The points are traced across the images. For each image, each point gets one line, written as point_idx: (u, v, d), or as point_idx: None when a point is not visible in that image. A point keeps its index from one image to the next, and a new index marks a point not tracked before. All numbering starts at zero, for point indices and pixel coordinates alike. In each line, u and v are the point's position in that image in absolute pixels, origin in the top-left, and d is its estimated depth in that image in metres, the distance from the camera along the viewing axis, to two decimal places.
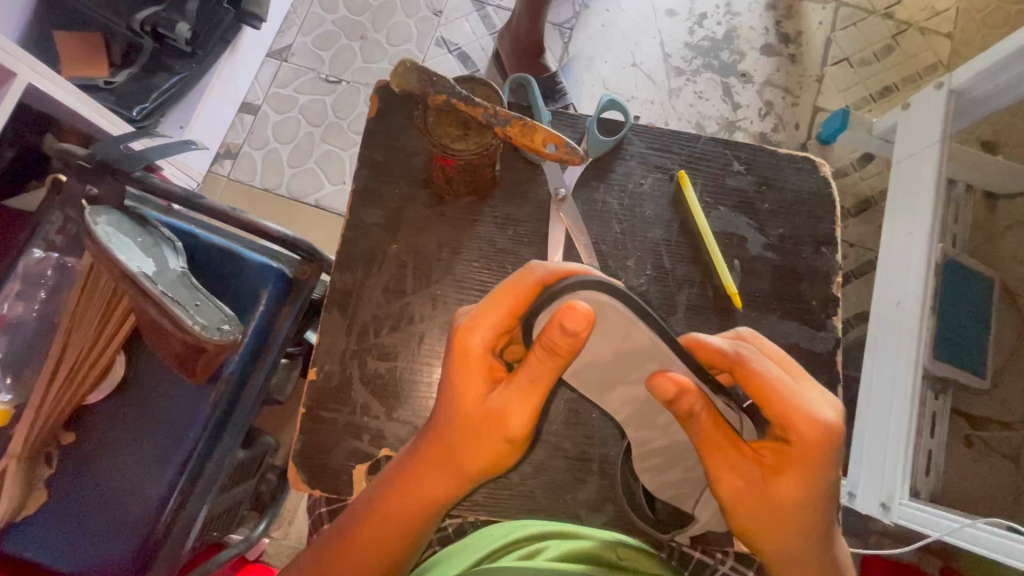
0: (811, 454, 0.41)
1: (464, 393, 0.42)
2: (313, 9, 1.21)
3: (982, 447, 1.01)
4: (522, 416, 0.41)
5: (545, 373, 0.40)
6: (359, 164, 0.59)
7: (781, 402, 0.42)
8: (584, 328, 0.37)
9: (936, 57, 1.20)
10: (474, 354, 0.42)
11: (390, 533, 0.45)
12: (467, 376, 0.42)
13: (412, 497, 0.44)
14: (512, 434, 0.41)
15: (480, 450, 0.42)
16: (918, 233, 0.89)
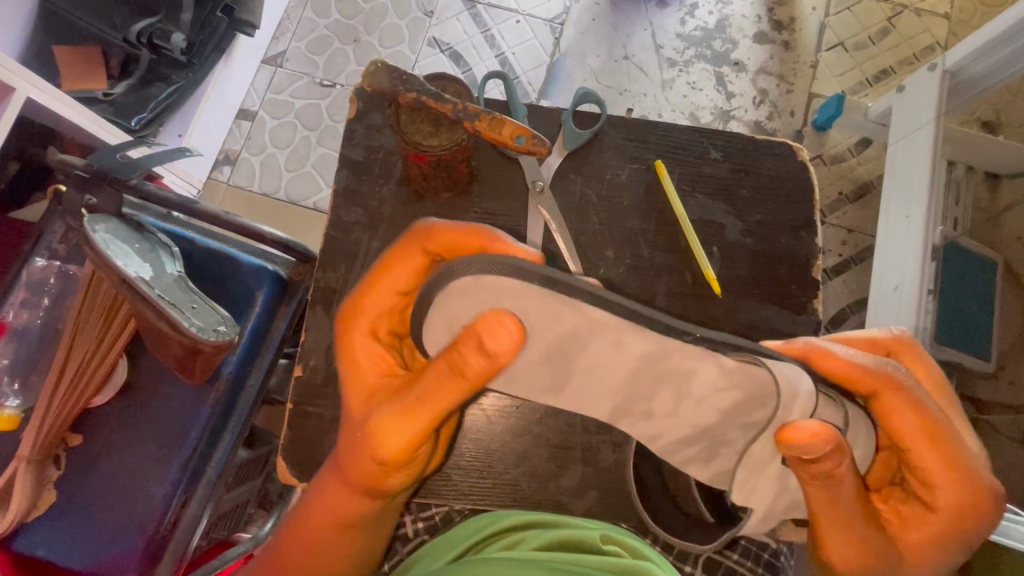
0: (950, 507, 0.44)
1: (358, 408, 0.45)
2: (305, 14, 1.23)
3: (989, 431, 1.00)
4: (395, 437, 0.41)
5: (441, 391, 0.40)
6: (341, 164, 0.60)
7: (934, 458, 0.43)
8: (503, 348, 0.38)
9: (933, 38, 1.18)
10: (365, 363, 0.46)
11: (314, 534, 0.47)
12: (358, 389, 0.45)
13: (323, 512, 0.47)
14: (381, 455, 0.41)
15: (360, 468, 0.43)
16: (915, 216, 0.88)
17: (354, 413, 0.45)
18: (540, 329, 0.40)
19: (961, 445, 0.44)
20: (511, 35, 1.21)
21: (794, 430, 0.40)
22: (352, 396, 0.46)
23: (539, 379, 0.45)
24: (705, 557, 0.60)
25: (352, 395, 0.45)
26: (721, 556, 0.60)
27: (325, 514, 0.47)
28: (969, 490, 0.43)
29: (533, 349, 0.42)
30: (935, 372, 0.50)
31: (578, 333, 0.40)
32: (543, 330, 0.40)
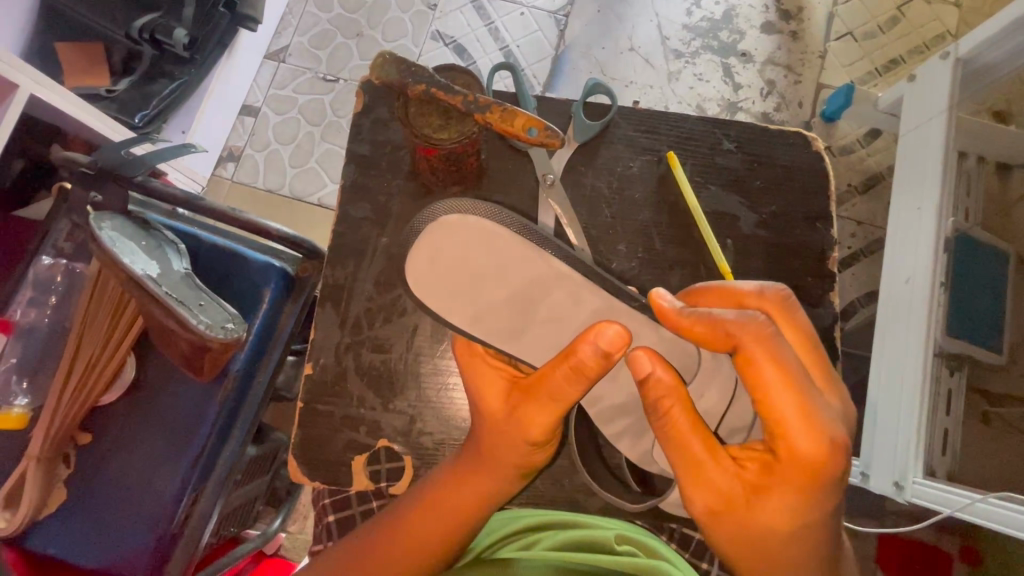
0: (798, 468, 0.39)
1: (484, 398, 0.46)
2: (308, 8, 1.22)
3: (1000, 423, 0.99)
4: (536, 425, 0.43)
5: (566, 396, 0.41)
6: (348, 159, 0.60)
7: (778, 406, 0.38)
8: (619, 349, 0.39)
9: (944, 26, 1.17)
10: (490, 372, 0.47)
11: (432, 524, 0.46)
12: (480, 381, 0.47)
13: (447, 503, 0.47)
14: (529, 437, 0.43)
15: (508, 452, 0.45)
16: (927, 207, 0.87)
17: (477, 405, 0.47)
18: (502, 281, 0.45)
19: (821, 402, 0.39)
20: (515, 27, 1.19)
21: (640, 363, 0.41)
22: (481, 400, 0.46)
23: (501, 321, 0.47)
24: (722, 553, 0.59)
25: (479, 398, 0.47)
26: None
27: (455, 501, 0.47)
28: (817, 445, 0.38)
29: (499, 294, 0.46)
30: (809, 329, 0.43)
31: (543, 280, 0.46)
32: (508, 278, 0.45)
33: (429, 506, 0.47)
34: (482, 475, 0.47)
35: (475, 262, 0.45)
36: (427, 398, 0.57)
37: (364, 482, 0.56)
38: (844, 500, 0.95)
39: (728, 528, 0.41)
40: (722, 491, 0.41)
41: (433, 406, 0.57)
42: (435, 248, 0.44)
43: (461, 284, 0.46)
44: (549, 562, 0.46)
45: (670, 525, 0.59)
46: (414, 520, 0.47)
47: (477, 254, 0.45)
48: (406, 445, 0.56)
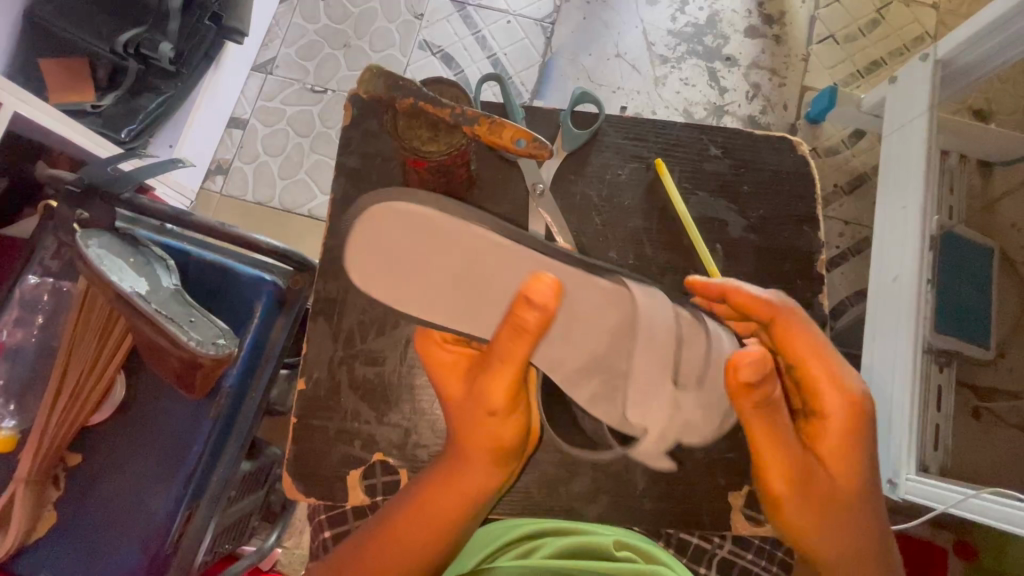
0: (852, 439, 0.46)
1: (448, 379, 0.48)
2: (295, 20, 1.22)
3: (991, 418, 1.01)
4: (499, 397, 0.43)
5: (512, 359, 0.42)
6: (338, 172, 0.59)
7: (823, 389, 0.47)
8: (551, 299, 0.40)
9: (923, 28, 1.19)
10: (444, 352, 0.48)
11: (421, 526, 0.46)
12: (444, 367, 0.48)
13: (420, 509, 0.47)
14: (490, 405, 0.44)
15: (495, 428, 0.45)
16: (912, 206, 0.88)
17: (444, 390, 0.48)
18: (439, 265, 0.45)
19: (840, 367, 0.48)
20: (502, 36, 1.20)
21: (742, 356, 0.42)
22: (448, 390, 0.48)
23: (453, 303, 0.46)
24: (719, 558, 0.59)
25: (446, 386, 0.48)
26: (734, 556, 0.59)
27: (438, 504, 0.46)
28: (856, 411, 0.46)
29: (445, 274, 0.45)
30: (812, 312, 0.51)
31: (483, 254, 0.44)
32: (450, 255, 0.44)
33: (413, 512, 0.47)
34: (483, 460, 0.46)
35: (429, 257, 0.45)
36: (422, 410, 0.56)
37: (360, 497, 0.55)
38: None
39: (814, 514, 0.46)
40: (807, 479, 0.46)
41: (428, 417, 0.56)
42: (389, 256, 0.45)
43: (427, 279, 0.45)
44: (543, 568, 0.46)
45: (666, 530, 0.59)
46: (405, 526, 0.46)
47: (410, 237, 0.44)
48: (402, 458, 0.56)
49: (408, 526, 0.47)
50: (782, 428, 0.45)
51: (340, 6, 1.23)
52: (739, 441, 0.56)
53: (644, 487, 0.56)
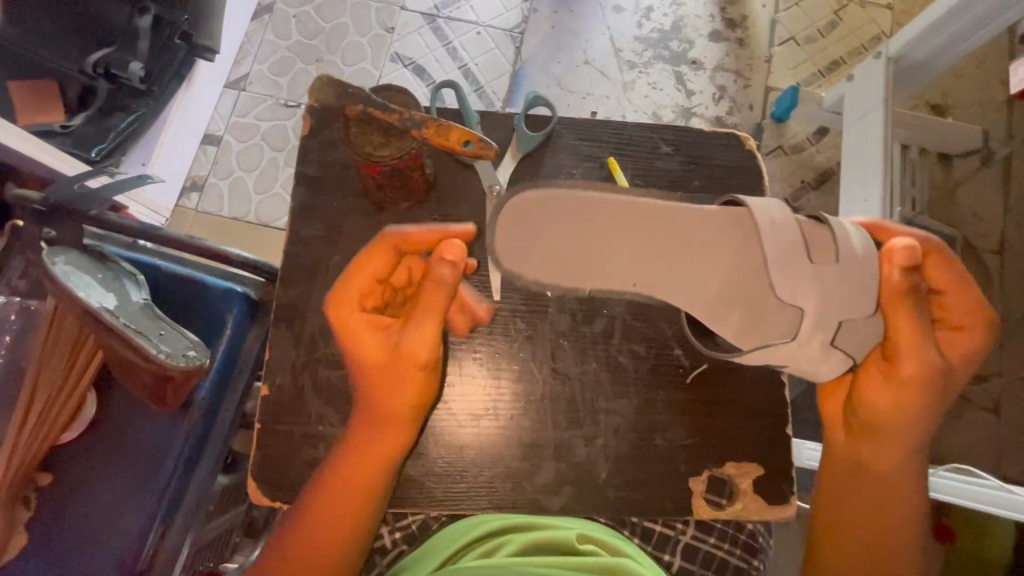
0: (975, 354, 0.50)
1: (360, 347, 0.50)
2: (266, 36, 1.23)
3: (961, 402, 1.03)
4: (423, 350, 0.48)
5: (433, 308, 0.48)
6: (298, 180, 0.60)
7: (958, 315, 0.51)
8: (461, 256, 0.47)
9: (879, 28, 1.23)
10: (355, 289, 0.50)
11: (342, 476, 0.49)
12: (353, 330, 0.50)
13: (340, 485, 0.49)
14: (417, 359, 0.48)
15: (400, 389, 0.49)
16: (872, 198, 0.91)
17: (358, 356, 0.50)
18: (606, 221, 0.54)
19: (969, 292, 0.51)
20: (472, 47, 1.22)
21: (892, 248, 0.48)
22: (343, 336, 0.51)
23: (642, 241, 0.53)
24: (682, 544, 0.59)
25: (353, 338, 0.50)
26: (698, 541, 0.59)
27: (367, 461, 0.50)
28: (987, 330, 0.51)
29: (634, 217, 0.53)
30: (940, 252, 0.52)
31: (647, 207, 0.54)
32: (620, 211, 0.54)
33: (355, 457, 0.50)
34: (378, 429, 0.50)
35: (575, 232, 0.54)
36: None
37: None
38: None
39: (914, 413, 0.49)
40: (936, 376, 0.48)
41: None
42: (532, 227, 0.55)
43: (629, 240, 0.53)
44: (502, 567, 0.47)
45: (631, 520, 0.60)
46: (348, 467, 0.50)
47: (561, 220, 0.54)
48: None
49: (331, 497, 0.49)
50: (924, 322, 0.49)
51: (311, 22, 1.24)
52: (702, 429, 0.57)
53: (607, 477, 0.56)
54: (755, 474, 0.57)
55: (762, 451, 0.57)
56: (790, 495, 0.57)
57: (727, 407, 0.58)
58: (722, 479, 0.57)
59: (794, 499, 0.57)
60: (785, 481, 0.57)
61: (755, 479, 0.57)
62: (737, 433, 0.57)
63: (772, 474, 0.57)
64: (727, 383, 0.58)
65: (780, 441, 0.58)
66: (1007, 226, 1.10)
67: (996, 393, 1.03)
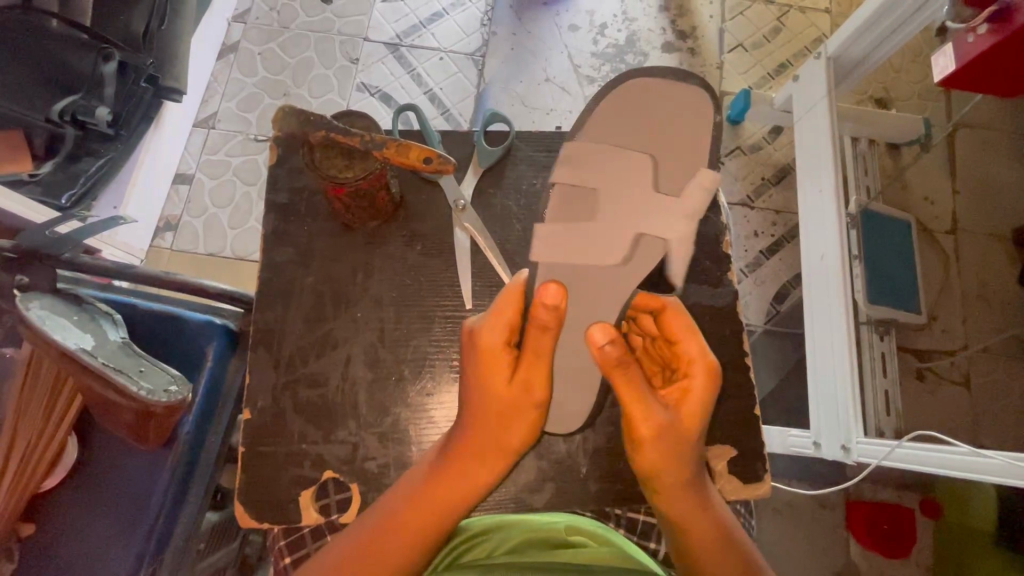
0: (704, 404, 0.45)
1: (511, 426, 0.44)
2: (232, 74, 1.26)
3: (934, 377, 1.08)
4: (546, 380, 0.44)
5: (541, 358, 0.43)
6: (268, 209, 0.62)
7: (679, 324, 0.47)
8: (561, 298, 0.41)
9: (820, 31, 1.30)
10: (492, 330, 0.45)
11: (385, 569, 0.44)
12: (503, 409, 0.44)
13: (439, 491, 0.45)
14: (536, 394, 0.44)
15: (519, 422, 0.44)
16: (826, 189, 0.94)
17: (493, 429, 0.44)
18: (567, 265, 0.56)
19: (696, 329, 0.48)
20: (436, 72, 1.26)
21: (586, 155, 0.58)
22: (478, 414, 0.44)
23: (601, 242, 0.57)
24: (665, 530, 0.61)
25: (481, 370, 0.44)
26: None
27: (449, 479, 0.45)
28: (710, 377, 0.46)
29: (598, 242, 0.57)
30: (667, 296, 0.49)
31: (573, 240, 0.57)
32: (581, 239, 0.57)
33: (375, 540, 0.45)
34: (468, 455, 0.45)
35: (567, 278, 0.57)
36: (368, 424, 0.57)
37: (313, 517, 0.56)
38: (804, 470, 1.02)
39: (665, 454, 0.44)
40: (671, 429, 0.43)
41: (374, 430, 0.57)
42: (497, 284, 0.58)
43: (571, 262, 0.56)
44: (508, 563, 0.49)
45: (615, 511, 0.62)
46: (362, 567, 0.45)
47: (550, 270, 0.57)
48: (351, 473, 0.56)
49: (422, 505, 0.45)
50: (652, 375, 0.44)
51: (276, 57, 1.27)
52: None
53: (586, 470, 0.58)
54: (730, 455, 0.59)
55: (734, 432, 0.60)
56: (762, 473, 0.59)
57: None
58: None
59: (767, 476, 0.59)
60: (758, 461, 0.59)
61: (731, 459, 0.59)
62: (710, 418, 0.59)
63: (744, 454, 0.59)
64: None
65: (750, 422, 0.60)
66: (957, 206, 1.16)
67: (965, 366, 1.08)
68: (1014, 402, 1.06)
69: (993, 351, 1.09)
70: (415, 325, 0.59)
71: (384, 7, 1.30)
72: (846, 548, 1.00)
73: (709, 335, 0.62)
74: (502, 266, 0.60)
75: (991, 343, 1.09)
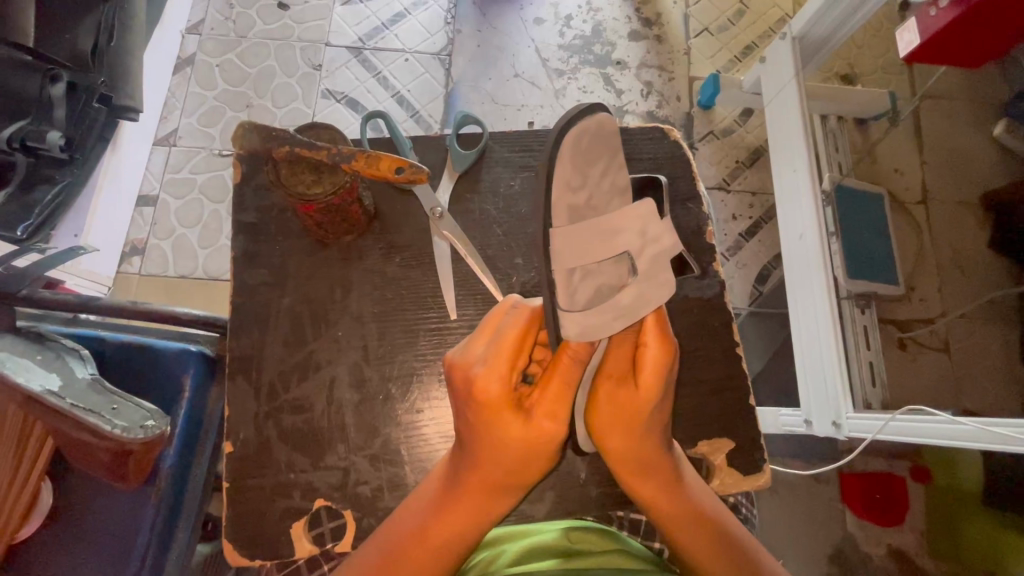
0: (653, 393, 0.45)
1: (524, 469, 0.43)
2: (191, 89, 1.21)
3: (915, 346, 1.10)
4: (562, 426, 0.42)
5: (556, 406, 0.42)
6: (236, 230, 0.59)
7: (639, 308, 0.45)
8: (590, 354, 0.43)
9: (782, 11, 1.31)
10: (492, 375, 0.42)
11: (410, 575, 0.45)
12: (514, 453, 0.43)
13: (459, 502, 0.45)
14: (551, 441, 0.42)
15: (532, 463, 0.43)
16: (801, 169, 0.95)
17: (502, 468, 0.43)
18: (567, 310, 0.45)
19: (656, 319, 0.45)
20: (402, 74, 1.23)
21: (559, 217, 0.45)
22: (489, 458, 0.43)
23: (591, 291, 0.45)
24: None
25: (488, 421, 0.42)
26: None
27: (454, 517, 0.45)
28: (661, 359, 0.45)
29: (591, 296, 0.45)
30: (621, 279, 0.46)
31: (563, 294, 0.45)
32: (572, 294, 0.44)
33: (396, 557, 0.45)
34: (481, 492, 0.44)
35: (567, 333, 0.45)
36: (358, 447, 0.56)
37: (309, 548, 0.54)
38: (796, 449, 1.03)
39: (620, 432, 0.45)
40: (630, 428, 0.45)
41: (364, 452, 0.55)
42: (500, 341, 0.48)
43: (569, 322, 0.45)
44: None
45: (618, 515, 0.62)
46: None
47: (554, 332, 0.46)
48: (342, 500, 0.54)
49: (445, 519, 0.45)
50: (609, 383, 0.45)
51: (235, 68, 1.23)
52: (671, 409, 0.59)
53: (587, 475, 0.57)
54: (727, 448, 0.59)
55: (730, 423, 0.59)
56: (761, 461, 0.59)
57: (694, 385, 0.60)
58: (697, 456, 0.59)
59: (766, 465, 0.59)
60: (755, 449, 0.59)
61: (729, 453, 0.59)
62: (704, 411, 0.59)
63: (741, 444, 0.59)
64: (692, 363, 0.60)
65: (745, 412, 0.60)
66: (925, 177, 1.19)
67: (943, 332, 1.11)
68: (996, 364, 1.08)
69: (971, 316, 1.11)
70: (399, 340, 0.58)
71: (344, 11, 1.27)
72: (843, 521, 1.01)
73: (698, 326, 0.61)
74: (484, 273, 0.58)
75: (966, 309, 1.12)
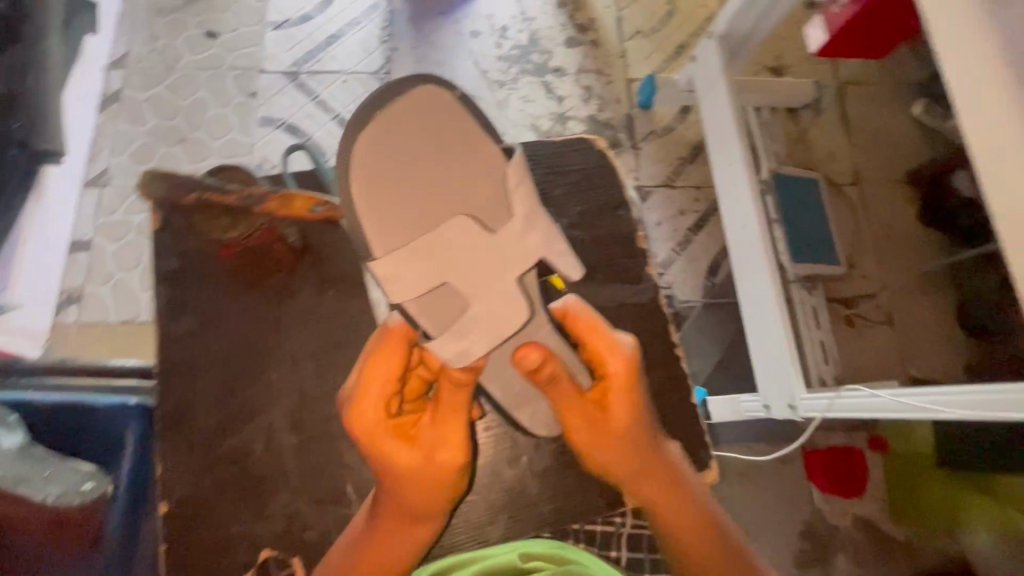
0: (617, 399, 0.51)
1: (420, 494, 0.48)
2: (120, 125, 1.17)
3: (862, 321, 1.15)
4: (448, 450, 0.47)
5: (443, 433, 0.48)
6: (161, 277, 0.58)
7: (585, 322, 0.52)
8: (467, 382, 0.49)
9: (709, 9, 1.36)
10: (369, 404, 0.47)
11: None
12: (412, 480, 0.48)
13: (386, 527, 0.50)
14: (443, 465, 0.47)
15: (425, 489, 0.48)
16: (737, 163, 0.98)
17: (408, 496, 0.48)
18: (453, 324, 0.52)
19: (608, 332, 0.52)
20: (341, 95, 1.22)
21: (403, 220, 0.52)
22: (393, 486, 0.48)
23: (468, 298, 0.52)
24: (624, 536, 0.61)
25: (375, 451, 0.47)
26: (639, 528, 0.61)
27: (389, 540, 0.50)
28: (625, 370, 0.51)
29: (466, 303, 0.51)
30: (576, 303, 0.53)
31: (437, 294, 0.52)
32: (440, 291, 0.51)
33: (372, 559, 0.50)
34: (394, 518, 0.49)
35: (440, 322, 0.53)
36: (304, 490, 0.54)
37: None
38: (755, 434, 1.06)
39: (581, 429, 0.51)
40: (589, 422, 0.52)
41: (311, 495, 0.54)
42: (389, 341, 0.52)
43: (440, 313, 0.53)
44: None
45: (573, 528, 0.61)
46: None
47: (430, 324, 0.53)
48: (290, 548, 0.53)
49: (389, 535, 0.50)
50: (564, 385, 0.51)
51: (165, 101, 1.19)
52: None
53: (537, 491, 0.58)
54: None
55: (676, 423, 0.61)
56: (708, 458, 0.60)
57: None
58: None
59: (714, 462, 0.60)
60: (702, 446, 0.60)
61: None
62: (650, 414, 0.61)
63: (689, 443, 0.60)
64: None
65: (689, 412, 0.61)
66: (856, 159, 1.24)
67: (886, 305, 1.16)
68: (935, 331, 1.14)
69: (909, 288, 1.17)
70: (340, 375, 0.57)
71: (276, 36, 1.25)
72: (810, 498, 1.04)
73: (637, 331, 0.62)
74: None
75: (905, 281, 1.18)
